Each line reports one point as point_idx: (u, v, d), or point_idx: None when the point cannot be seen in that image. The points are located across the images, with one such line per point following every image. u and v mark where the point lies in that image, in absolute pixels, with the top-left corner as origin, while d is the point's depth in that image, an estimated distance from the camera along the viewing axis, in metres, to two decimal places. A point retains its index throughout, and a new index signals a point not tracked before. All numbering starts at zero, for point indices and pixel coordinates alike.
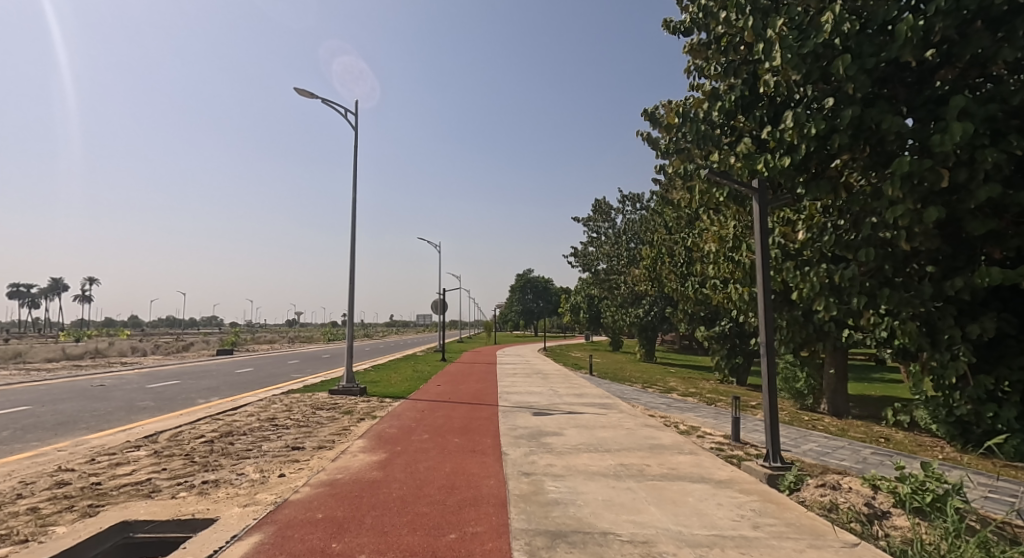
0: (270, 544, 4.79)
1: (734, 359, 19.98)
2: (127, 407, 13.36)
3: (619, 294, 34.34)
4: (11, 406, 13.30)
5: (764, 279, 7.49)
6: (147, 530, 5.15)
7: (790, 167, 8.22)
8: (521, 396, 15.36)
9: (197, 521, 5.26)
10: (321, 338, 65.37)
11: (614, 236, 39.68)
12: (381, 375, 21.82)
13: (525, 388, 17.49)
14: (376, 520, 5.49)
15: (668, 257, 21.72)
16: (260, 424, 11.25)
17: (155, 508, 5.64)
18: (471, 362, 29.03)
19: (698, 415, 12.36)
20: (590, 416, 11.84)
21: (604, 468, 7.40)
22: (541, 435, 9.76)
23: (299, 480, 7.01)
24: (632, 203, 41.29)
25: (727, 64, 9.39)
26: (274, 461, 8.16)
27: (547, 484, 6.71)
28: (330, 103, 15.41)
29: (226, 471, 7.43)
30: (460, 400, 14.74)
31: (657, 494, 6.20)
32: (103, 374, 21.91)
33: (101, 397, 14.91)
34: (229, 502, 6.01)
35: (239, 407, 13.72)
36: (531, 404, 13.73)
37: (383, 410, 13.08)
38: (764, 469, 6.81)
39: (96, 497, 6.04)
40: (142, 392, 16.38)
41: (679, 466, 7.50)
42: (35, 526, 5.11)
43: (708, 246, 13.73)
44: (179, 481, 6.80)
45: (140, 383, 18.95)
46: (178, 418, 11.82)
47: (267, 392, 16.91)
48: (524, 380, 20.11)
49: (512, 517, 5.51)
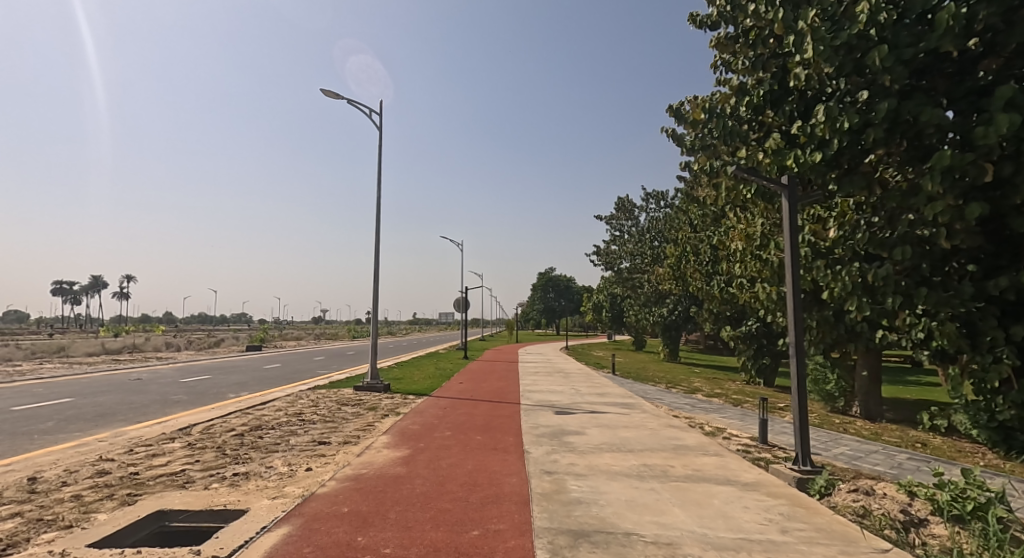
0: (298, 536, 4.87)
1: (760, 359, 19.53)
2: (162, 400, 13.77)
3: (642, 293, 33.94)
4: (55, 397, 13.83)
5: (795, 276, 7.30)
6: (182, 518, 5.33)
7: (821, 163, 7.96)
8: (543, 395, 15.30)
9: (229, 512, 5.39)
10: (346, 336, 66.08)
11: (638, 233, 39.22)
12: (401, 372, 21.64)
13: (546, 386, 17.44)
14: (399, 515, 5.53)
15: (694, 256, 21.42)
16: (287, 418, 11.45)
17: (189, 498, 5.80)
18: (495, 361, 29.07)
19: (724, 416, 12.13)
20: (612, 416, 11.71)
21: (627, 469, 7.32)
22: (563, 435, 9.69)
23: (325, 474, 7.12)
24: (656, 201, 40.91)
25: (754, 58, 9.21)
26: (301, 455, 8.30)
27: (568, 483, 6.67)
28: (356, 103, 15.91)
29: (256, 464, 7.59)
30: (482, 398, 14.72)
31: (682, 495, 6.10)
32: (140, 368, 22.78)
33: (138, 390, 15.45)
34: (258, 494, 6.13)
35: (267, 401, 14.04)
36: (553, 403, 13.63)
37: (406, 407, 13.20)
38: (793, 473, 6.65)
39: (135, 485, 6.24)
40: (176, 387, 16.80)
41: (704, 468, 7.37)
42: (79, 512, 5.29)
43: (734, 245, 13.43)
44: (211, 473, 6.96)
45: (174, 377, 19.48)
46: (209, 412, 12.10)
47: (294, 388, 17.21)
48: (547, 379, 20.01)
49: (534, 515, 5.49)
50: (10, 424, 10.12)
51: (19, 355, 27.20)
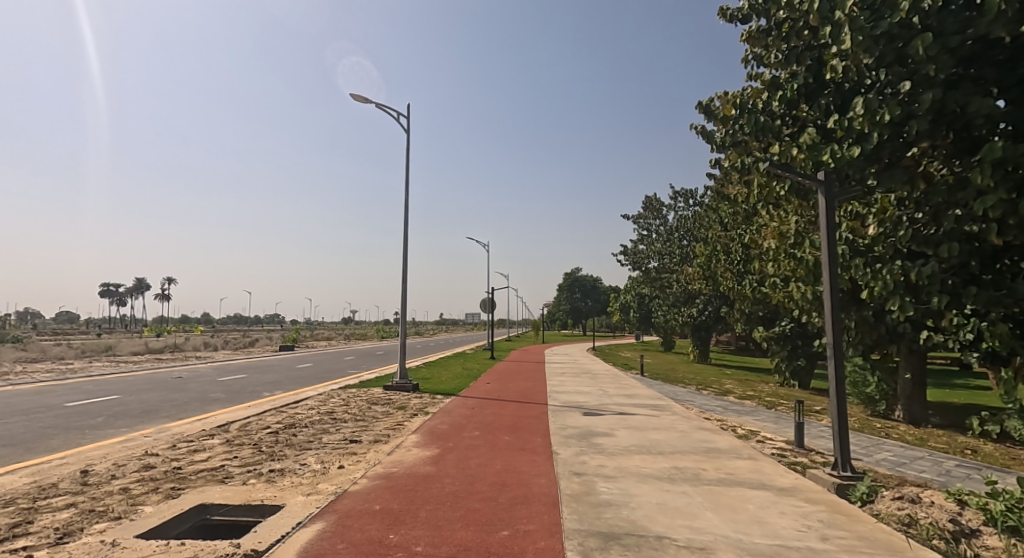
0: (331, 532, 4.97)
1: (795, 361, 19.02)
2: (201, 398, 14.24)
3: (671, 293, 33.45)
4: (103, 394, 14.45)
5: (832, 275, 7.09)
6: (222, 512, 5.50)
7: (860, 158, 7.71)
8: (571, 396, 15.23)
9: (266, 507, 5.53)
10: (375, 336, 67.07)
11: (666, 232, 38.68)
12: (430, 373, 21.88)
13: (574, 387, 17.35)
14: (430, 514, 5.58)
15: (724, 255, 21.03)
16: (320, 417, 11.68)
17: (229, 493, 5.98)
18: (522, 361, 29.05)
19: (758, 419, 11.85)
20: (642, 418, 11.58)
21: (657, 471, 7.22)
22: (591, 436, 9.62)
23: (357, 472, 7.24)
24: (684, 199, 40.28)
25: (788, 51, 8.94)
26: (334, 453, 8.46)
27: (598, 484, 6.62)
28: (385, 107, 16.17)
29: (291, 461, 7.77)
30: (509, 398, 14.74)
31: (715, 500, 5.98)
32: (180, 367, 23.58)
33: (179, 388, 15.99)
34: (293, 491, 6.28)
35: (301, 400, 14.36)
36: (581, 404, 13.55)
37: (435, 406, 13.32)
38: (832, 478, 6.45)
39: (178, 480, 6.47)
40: (214, 385, 17.36)
41: (737, 471, 7.22)
42: (127, 504, 5.52)
43: (767, 243, 13.12)
44: (248, 469, 7.16)
45: (212, 376, 20.12)
46: (246, 410, 12.45)
47: (326, 387, 17.56)
48: (575, 379, 19.91)
49: (564, 516, 5.47)
50: (61, 419, 10.61)
51: (69, 354, 28.45)
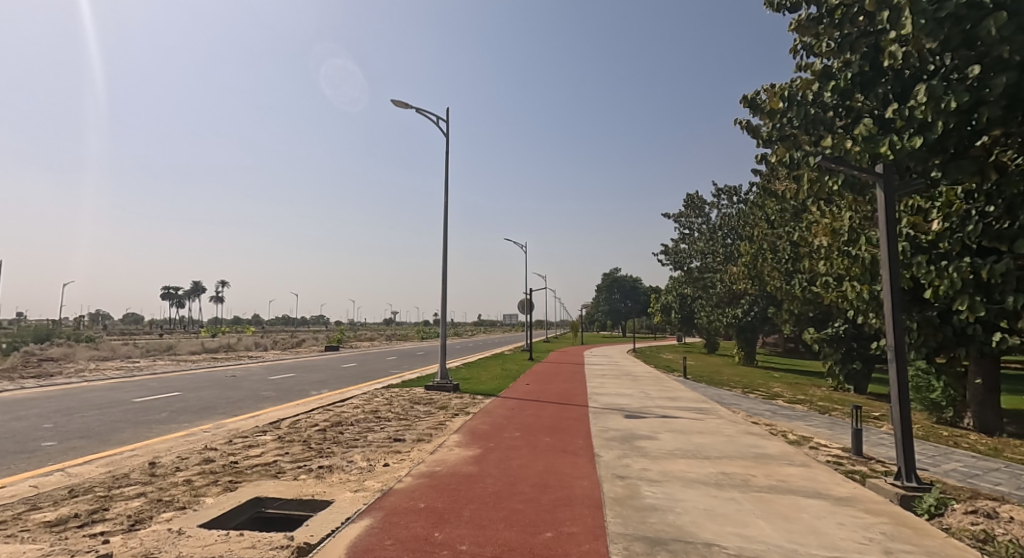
0: (379, 528, 5.06)
1: (850, 364, 18.18)
2: (254, 396, 14.82)
3: (714, 293, 32.58)
4: (165, 391, 15.23)
5: (893, 272, 6.75)
6: (276, 506, 5.70)
7: (923, 149, 7.30)
8: (613, 398, 15.03)
9: (317, 502, 5.69)
10: (415, 337, 68.16)
11: (709, 231, 37.72)
12: (470, 373, 22.07)
13: (615, 389, 17.11)
14: (473, 513, 5.61)
15: (771, 253, 20.33)
16: (365, 415, 11.96)
17: (282, 487, 6.18)
18: (562, 362, 28.90)
19: (810, 424, 11.38)
20: (686, 421, 11.31)
21: (704, 476, 7.03)
22: (634, 439, 9.46)
23: (402, 470, 7.35)
24: (728, 196, 39.18)
25: (842, 38, 8.33)
26: (379, 450, 8.62)
27: (642, 488, 6.49)
28: (424, 112, 16.42)
29: (338, 458, 7.98)
30: (549, 400, 14.67)
31: (766, 508, 5.76)
32: (233, 366, 24.61)
33: (233, 386, 16.68)
34: (341, 487, 6.43)
35: (346, 398, 14.72)
36: (622, 406, 13.35)
37: (476, 407, 13.40)
38: (896, 489, 6.12)
39: (235, 473, 6.74)
40: (265, 383, 18.03)
41: (789, 479, 6.94)
42: (190, 495, 5.79)
43: (819, 241, 12.60)
44: (299, 465, 7.39)
45: (263, 375, 20.87)
46: (295, 408, 12.85)
47: (370, 386, 17.95)
48: (616, 381, 19.64)
49: (608, 519, 5.39)
50: (129, 414, 11.26)
51: (135, 353, 30.19)
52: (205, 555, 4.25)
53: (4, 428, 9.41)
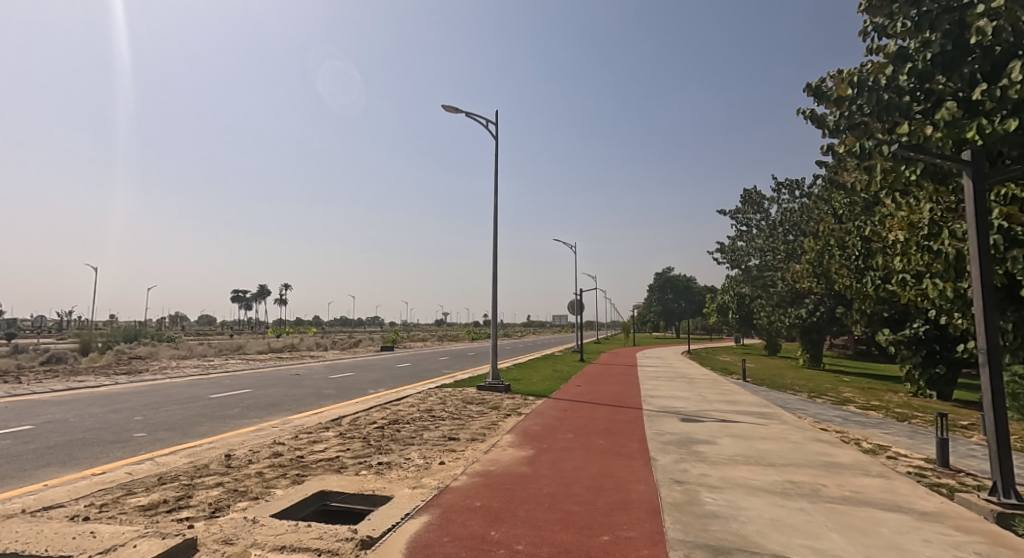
0: (436, 525, 5.11)
1: (932, 369, 16.94)
2: (316, 394, 15.42)
3: (775, 293, 31.21)
4: (235, 388, 16.11)
5: (985, 267, 6.20)
6: (340, 499, 5.89)
7: (1017, 132, 6.68)
8: (668, 401, 14.64)
9: (377, 497, 5.83)
10: (467, 337, 69.08)
11: (769, 227, 36.18)
12: (522, 374, 22.11)
13: (671, 392, 16.66)
14: (529, 513, 5.58)
15: (839, 250, 19.24)
16: (420, 414, 12.19)
17: (344, 482, 6.38)
18: (615, 364, 28.45)
19: (886, 433, 10.66)
20: (747, 426, 10.84)
21: (769, 484, 6.70)
22: (692, 443, 9.16)
23: (457, 469, 7.42)
24: (789, 190, 37.44)
25: (919, 17, 7.85)
26: (434, 449, 8.76)
27: (703, 494, 6.26)
28: (474, 115, 16.64)
29: (396, 455, 8.15)
30: (602, 401, 14.45)
31: (840, 520, 5.43)
32: (297, 365, 25.73)
33: (297, 385, 17.43)
34: (400, 483, 6.56)
35: (402, 397, 15.07)
36: (679, 410, 12.96)
37: (528, 408, 13.39)
38: (990, 506, 5.61)
39: (302, 467, 7.02)
40: (326, 382, 18.73)
41: (865, 490, 6.51)
42: (262, 486, 6.07)
43: (894, 235, 11.80)
44: (360, 461, 7.61)
45: (324, 374, 21.70)
46: (354, 406, 13.27)
47: (424, 386, 18.30)
48: (671, 384, 19.13)
49: (667, 525, 5.23)
50: (205, 409, 11.95)
51: (208, 353, 32.05)
52: (277, 544, 4.43)
53: (98, 419, 10.20)
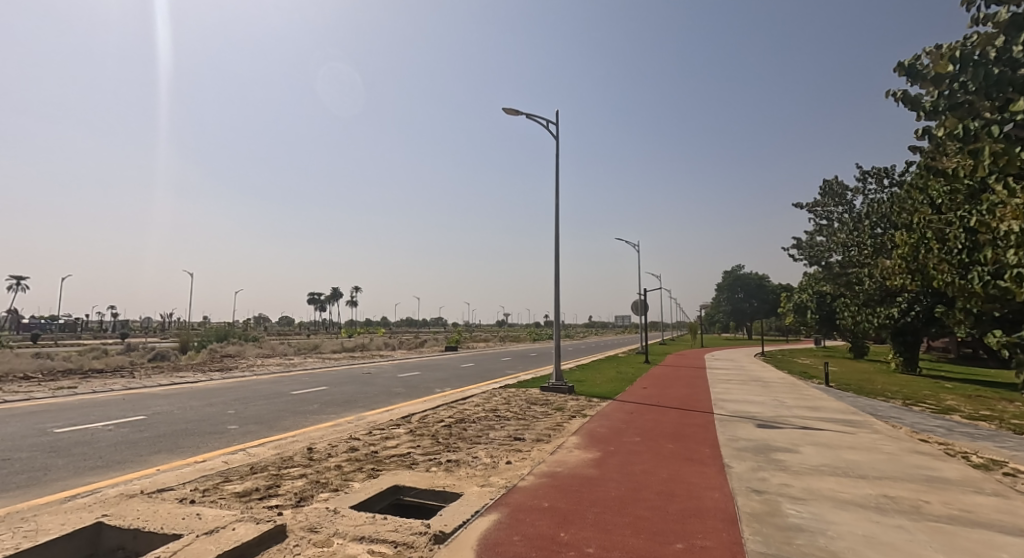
0: (505, 523, 5.16)
1: None
2: (386, 392, 15.99)
3: (861, 291, 29.12)
4: (312, 386, 17.00)
5: None
6: (413, 494, 6.08)
7: None
8: (742, 405, 14.01)
9: (448, 493, 5.97)
10: (530, 338, 69.27)
11: (853, 220, 33.82)
12: (586, 376, 21.90)
13: (745, 396, 15.93)
14: (598, 516, 5.52)
15: (937, 243, 17.66)
16: (485, 413, 12.35)
17: (416, 478, 6.57)
18: (683, 366, 27.56)
19: (996, 445, 9.66)
20: (832, 435, 10.17)
21: (860, 498, 6.26)
22: (771, 451, 8.71)
23: (523, 468, 7.46)
24: (876, 179, 34.81)
25: None
26: (501, 448, 8.85)
27: (785, 505, 5.94)
28: (534, 116, 16.69)
29: (464, 453, 8.31)
30: (671, 405, 14.03)
31: (947, 540, 4.98)
32: (367, 364, 26.78)
33: (368, 383, 18.14)
34: (469, 481, 6.68)
35: (467, 397, 15.33)
36: (754, 415, 12.37)
37: (593, 409, 13.24)
38: None
39: (376, 462, 7.31)
40: (396, 381, 19.38)
41: (976, 509, 5.93)
42: (342, 479, 6.37)
43: (1006, 226, 10.66)
44: (430, 458, 7.82)
45: (393, 372, 22.46)
46: (423, 404, 13.64)
47: (489, 385, 18.54)
48: (744, 387, 18.29)
49: (746, 536, 5.00)
50: (288, 404, 12.71)
51: (289, 352, 34.09)
52: (357, 535, 4.64)
53: (197, 411, 11.11)
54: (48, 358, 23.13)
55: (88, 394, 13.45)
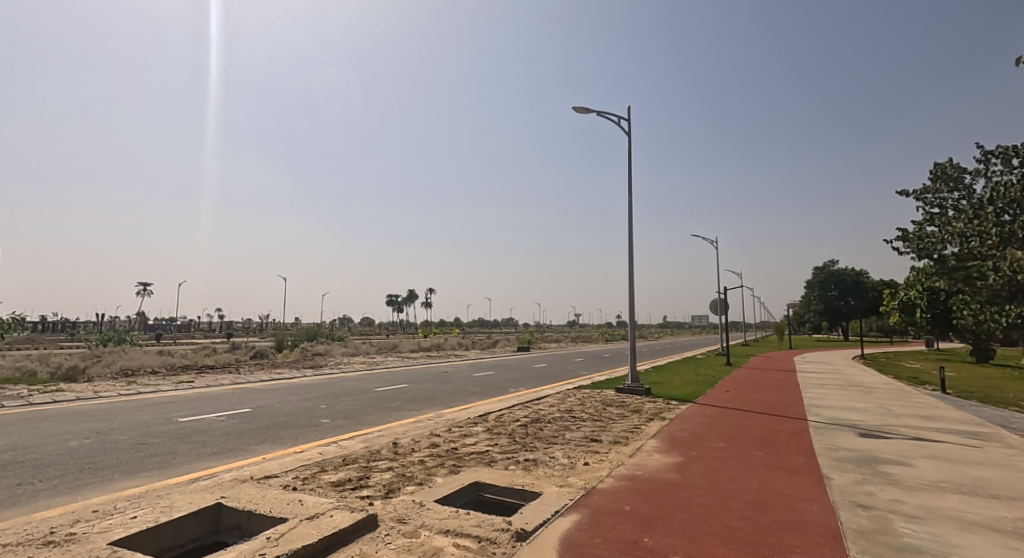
0: (587, 525, 5.13)
1: None
2: (463, 391, 16.36)
3: (980, 287, 26.13)
4: (393, 384, 17.71)
5: None
6: (493, 492, 6.19)
7: None
8: (840, 412, 13.02)
9: (527, 492, 6.02)
10: (604, 338, 68.29)
11: (970, 208, 30.41)
12: (664, 377, 21.22)
13: (842, 402, 14.79)
14: (683, 523, 5.35)
15: None
16: (561, 414, 12.32)
17: (496, 475, 6.68)
18: (771, 369, 26.01)
19: None
20: (951, 447, 9.20)
21: (989, 520, 5.63)
22: (878, 463, 8.04)
23: (602, 470, 7.37)
24: (999, 159, 31.06)
25: None
26: (578, 449, 8.80)
27: (898, 524, 5.46)
28: (605, 114, 16.43)
29: (541, 453, 8.34)
30: (758, 410, 13.29)
31: None
32: (444, 363, 27.51)
33: (445, 382, 18.64)
34: (547, 481, 6.70)
35: (542, 397, 15.36)
36: (855, 423, 11.45)
37: (673, 413, 12.84)
38: None
39: (457, 458, 7.51)
40: (472, 380, 19.76)
41: None
42: (425, 473, 6.60)
43: None
44: (507, 456, 7.92)
45: (469, 372, 22.92)
46: (499, 403, 13.82)
47: (563, 386, 18.47)
48: (842, 392, 16.98)
49: (852, 554, 4.66)
50: (373, 401, 13.34)
51: (373, 351, 35.78)
52: (442, 528, 4.79)
53: (292, 406, 11.92)
54: (168, 355, 25.77)
55: (201, 387, 14.83)
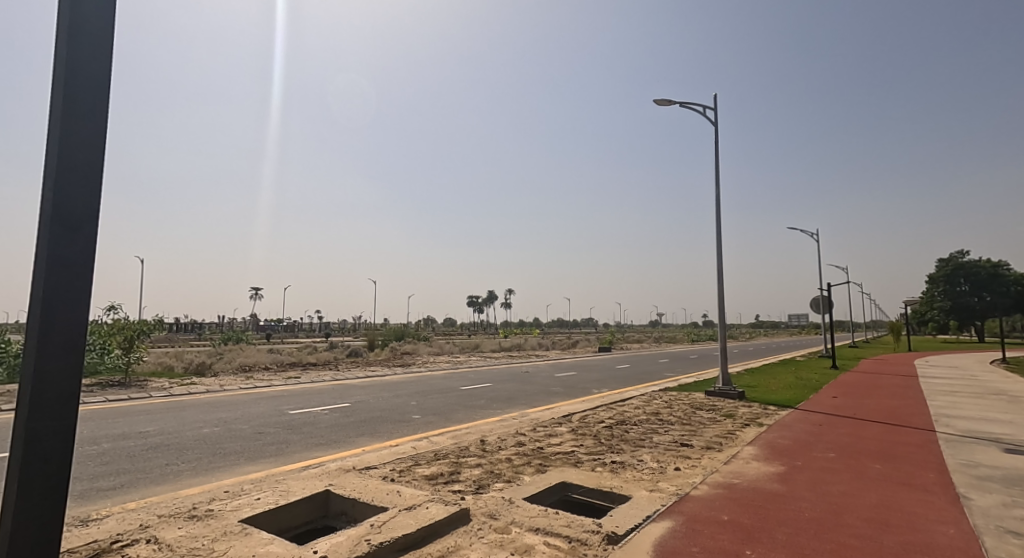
0: (682, 533, 4.91)
1: None
2: (546, 391, 16.35)
3: None
4: (478, 382, 18.05)
5: None
6: (581, 492, 6.10)
7: None
8: (974, 423, 11.54)
9: (616, 495, 5.88)
10: (690, 339, 65.72)
11: None
12: (759, 380, 19.95)
13: (976, 412, 13.10)
14: (789, 538, 4.97)
15: None
16: (647, 416, 11.93)
17: (583, 476, 6.58)
18: (884, 373, 23.67)
19: None
20: None
21: None
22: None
23: (695, 477, 7.04)
24: None
25: None
26: (667, 453, 8.47)
27: None
28: (689, 105, 15.73)
29: (628, 456, 8.12)
30: (872, 418, 12.09)
31: None
32: (526, 362, 27.69)
33: (528, 381, 18.75)
34: (636, 484, 6.49)
35: (627, 398, 14.99)
36: (994, 437, 10.09)
37: (770, 418, 12.02)
38: None
39: (543, 457, 7.49)
40: (555, 380, 19.70)
41: None
42: (513, 471, 6.64)
43: None
44: (594, 458, 7.78)
45: (551, 372, 22.89)
46: (583, 404, 13.66)
47: (648, 388, 17.93)
48: (974, 401, 15.05)
49: None
50: (459, 399, 13.66)
51: (457, 350, 36.79)
52: (532, 525, 4.79)
53: (386, 402, 12.49)
54: (276, 352, 28.04)
55: (305, 383, 15.96)
